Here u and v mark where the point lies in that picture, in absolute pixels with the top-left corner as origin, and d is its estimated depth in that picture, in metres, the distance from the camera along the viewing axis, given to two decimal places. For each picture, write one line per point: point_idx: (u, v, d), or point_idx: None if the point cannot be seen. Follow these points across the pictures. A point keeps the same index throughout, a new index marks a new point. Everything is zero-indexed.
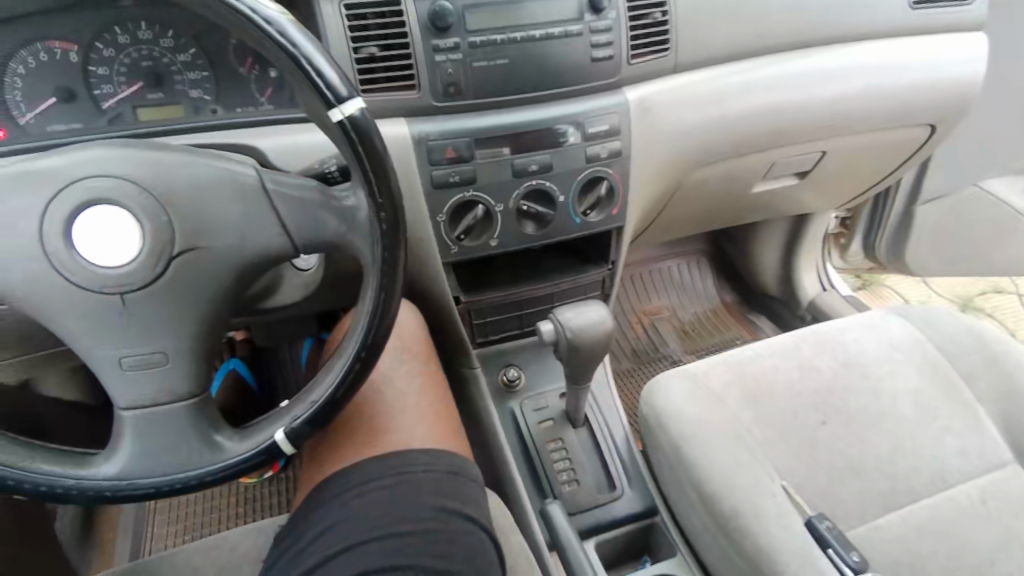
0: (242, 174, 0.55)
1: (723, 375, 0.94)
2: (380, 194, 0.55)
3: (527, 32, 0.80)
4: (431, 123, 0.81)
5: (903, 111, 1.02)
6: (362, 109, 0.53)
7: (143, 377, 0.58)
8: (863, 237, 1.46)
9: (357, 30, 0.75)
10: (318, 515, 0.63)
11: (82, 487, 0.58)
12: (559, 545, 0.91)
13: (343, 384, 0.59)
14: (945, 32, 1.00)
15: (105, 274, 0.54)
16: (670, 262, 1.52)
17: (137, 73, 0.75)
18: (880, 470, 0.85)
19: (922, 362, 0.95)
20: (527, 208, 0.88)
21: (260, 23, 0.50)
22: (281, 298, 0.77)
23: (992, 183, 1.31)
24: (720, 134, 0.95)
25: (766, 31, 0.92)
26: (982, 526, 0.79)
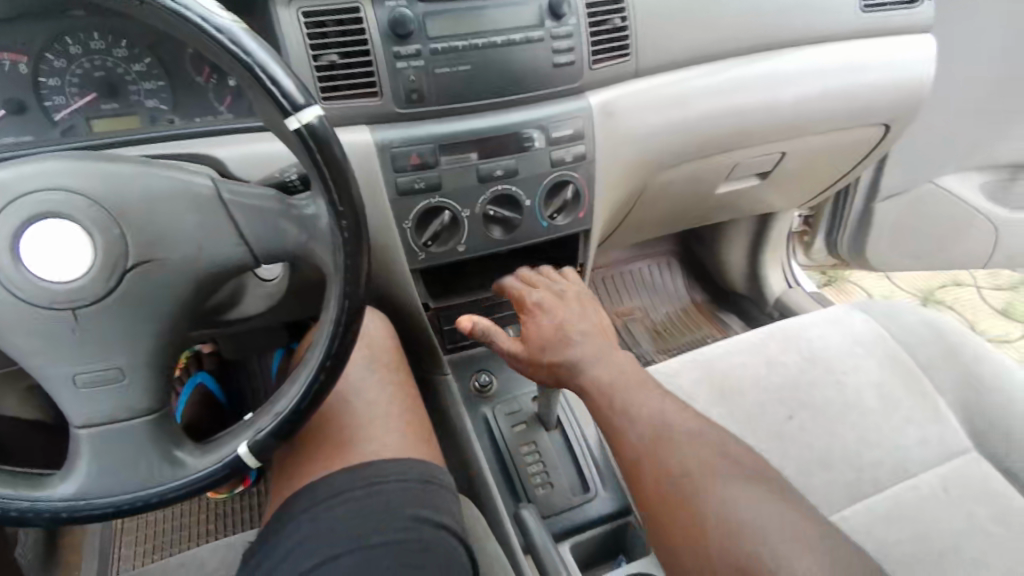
0: (198, 184, 0.54)
1: (692, 374, 0.95)
2: (341, 202, 0.54)
3: (488, 38, 0.80)
4: (394, 130, 0.81)
5: (859, 112, 1.05)
6: (319, 117, 0.53)
7: (99, 394, 0.57)
8: (826, 235, 1.50)
9: (316, 38, 0.74)
10: (286, 530, 0.62)
11: (37, 509, 0.56)
12: (533, 549, 0.90)
13: (308, 394, 0.59)
14: (897, 34, 1.03)
15: (55, 290, 0.52)
16: (639, 263, 1.54)
17: (91, 84, 0.74)
18: (846, 462, 0.87)
19: (883, 355, 0.98)
20: (494, 213, 0.89)
21: (212, 32, 0.49)
22: (244, 310, 0.76)
23: (947, 179, 1.34)
24: (683, 136, 0.96)
25: (723, 35, 0.94)
26: (946, 513, 0.81)
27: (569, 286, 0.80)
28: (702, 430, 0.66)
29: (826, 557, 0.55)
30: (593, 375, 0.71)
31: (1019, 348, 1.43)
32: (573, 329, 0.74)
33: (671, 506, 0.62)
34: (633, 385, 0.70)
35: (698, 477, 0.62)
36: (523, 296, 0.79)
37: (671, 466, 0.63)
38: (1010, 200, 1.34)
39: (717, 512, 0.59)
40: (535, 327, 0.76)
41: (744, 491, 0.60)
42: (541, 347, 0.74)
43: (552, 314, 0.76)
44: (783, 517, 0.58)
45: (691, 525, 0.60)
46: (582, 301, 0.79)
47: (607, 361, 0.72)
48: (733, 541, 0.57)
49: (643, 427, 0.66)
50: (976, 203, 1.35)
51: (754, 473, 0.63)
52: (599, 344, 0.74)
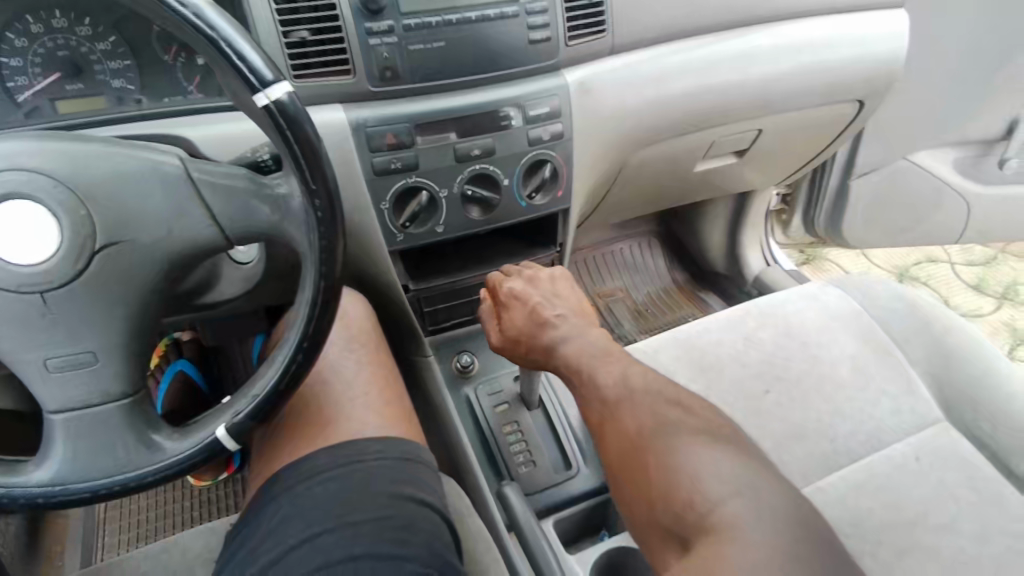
0: (165, 164, 0.53)
1: (671, 352, 0.97)
2: (314, 180, 0.54)
3: (462, 14, 0.79)
4: (368, 109, 0.80)
5: (834, 89, 1.06)
6: (288, 93, 0.52)
7: (72, 378, 0.56)
8: (803, 215, 1.52)
9: (286, 14, 0.73)
10: (267, 511, 0.62)
11: (13, 495, 0.55)
12: (516, 526, 0.91)
13: (286, 376, 0.59)
14: (871, 10, 1.03)
15: (21, 273, 0.51)
16: (620, 244, 1.55)
17: (53, 63, 0.72)
18: (821, 433, 0.89)
19: (858, 329, 1.00)
20: (471, 192, 0.88)
21: (174, 6, 0.48)
22: (219, 293, 0.75)
23: (920, 156, 1.37)
24: (661, 113, 0.97)
25: (700, 9, 0.93)
26: (917, 480, 0.83)
27: (542, 272, 0.86)
28: (665, 391, 0.67)
29: (758, 500, 0.53)
30: (566, 350, 0.76)
31: (990, 321, 1.47)
32: (546, 311, 0.80)
33: (625, 459, 0.62)
34: (602, 357, 0.73)
35: (652, 430, 0.62)
36: (498, 286, 0.85)
37: (629, 422, 0.64)
38: (983, 173, 1.37)
39: (662, 461, 0.59)
40: (512, 313, 0.82)
41: (691, 442, 0.59)
42: (520, 331, 0.80)
43: (526, 300, 0.82)
44: (723, 464, 0.57)
45: (641, 474, 0.60)
46: (555, 283, 0.85)
47: (582, 336, 0.77)
48: (672, 485, 0.57)
49: (606, 389, 0.69)
50: (948, 177, 1.38)
51: (708, 428, 0.62)
52: (574, 322, 0.79)
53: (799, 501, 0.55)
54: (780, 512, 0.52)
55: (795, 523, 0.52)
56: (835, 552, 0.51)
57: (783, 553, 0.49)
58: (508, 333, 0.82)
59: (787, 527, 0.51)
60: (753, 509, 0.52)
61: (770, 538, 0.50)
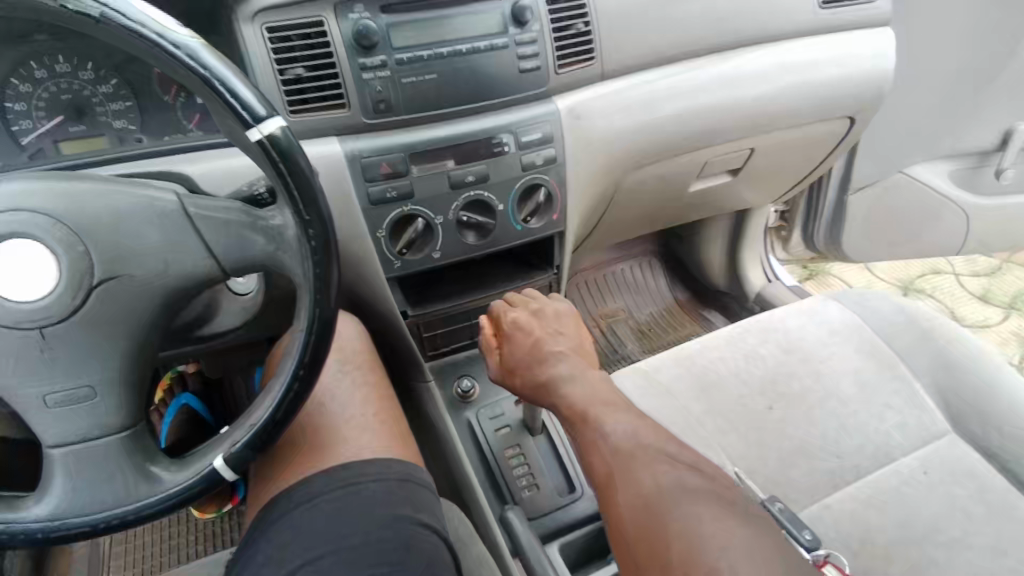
0: (161, 200, 0.55)
1: (673, 370, 0.97)
2: (307, 210, 0.55)
3: (453, 47, 0.81)
4: (363, 140, 0.82)
5: (824, 105, 1.08)
6: (282, 128, 0.53)
7: (71, 414, 0.57)
8: (802, 232, 1.53)
9: (282, 52, 0.75)
10: (266, 537, 0.62)
11: (11, 531, 0.56)
12: (521, 550, 0.91)
13: (283, 404, 0.59)
14: (856, 28, 1.05)
15: (21, 309, 0.52)
16: (621, 265, 1.56)
17: (57, 107, 0.75)
18: (828, 449, 0.87)
19: (861, 343, 0.99)
20: (466, 218, 0.89)
21: (170, 49, 0.50)
22: (218, 324, 0.75)
23: (917, 169, 1.37)
24: (653, 135, 0.98)
25: (686, 32, 0.95)
26: (927, 494, 0.81)
27: (548, 306, 0.86)
28: (672, 451, 0.66)
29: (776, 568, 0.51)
30: (567, 389, 0.76)
31: (998, 332, 1.46)
32: (548, 345, 0.80)
33: (633, 519, 0.61)
34: (609, 404, 0.73)
35: (665, 492, 0.61)
36: (502, 315, 0.87)
37: (638, 481, 0.63)
38: (980, 185, 1.37)
39: (678, 523, 0.57)
40: (513, 343, 0.83)
41: (705, 506, 0.58)
42: (520, 363, 0.81)
43: (529, 332, 0.83)
44: (739, 531, 0.55)
45: (648, 531, 0.58)
46: (560, 319, 0.85)
47: (584, 380, 0.76)
48: (684, 545, 0.55)
49: (613, 442, 0.68)
50: (949, 191, 1.37)
51: (717, 493, 0.61)
52: (576, 361, 0.79)
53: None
54: None
55: None
56: None
57: None
58: (508, 363, 0.82)
59: None
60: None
61: None
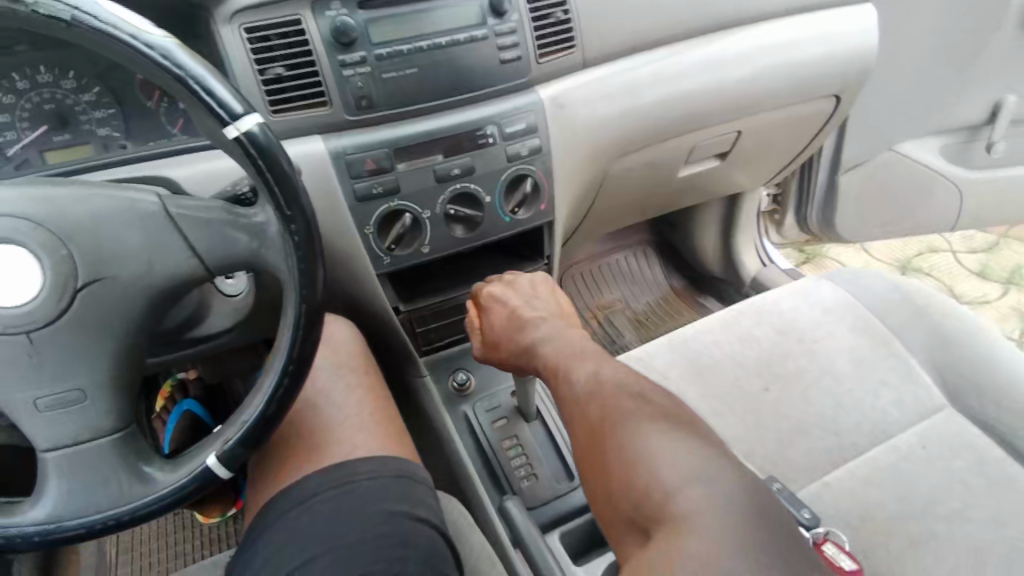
0: (142, 202, 0.55)
1: (668, 356, 0.97)
2: (288, 206, 0.55)
3: (433, 40, 0.81)
4: (346, 137, 0.82)
5: (809, 84, 1.07)
6: (259, 125, 0.53)
7: (62, 418, 0.57)
8: (795, 213, 1.53)
9: (261, 52, 0.75)
10: (263, 537, 0.63)
11: (8, 535, 0.56)
12: (521, 540, 0.90)
13: (273, 401, 0.59)
14: (838, 6, 1.05)
15: (6, 314, 0.53)
16: (615, 255, 1.56)
17: (41, 117, 0.75)
18: (825, 428, 0.87)
19: (855, 321, 0.99)
20: (454, 211, 0.90)
21: (143, 49, 0.50)
22: (210, 326, 0.76)
23: (907, 146, 1.37)
24: (637, 121, 0.98)
25: (666, 17, 0.95)
26: (924, 468, 0.81)
27: (523, 276, 0.87)
28: (625, 377, 0.67)
29: (713, 482, 0.52)
30: (544, 349, 0.75)
31: (996, 307, 1.46)
32: (526, 313, 0.81)
33: (589, 453, 0.62)
34: (582, 355, 0.72)
35: (611, 419, 0.61)
36: (479, 290, 0.87)
37: (589, 414, 0.64)
38: (972, 160, 1.37)
39: (624, 453, 0.58)
40: (492, 316, 0.83)
41: (647, 426, 0.59)
42: (501, 337, 0.81)
43: (506, 303, 0.83)
44: (680, 448, 0.56)
45: (605, 466, 0.59)
46: (536, 287, 0.85)
47: (561, 338, 0.76)
48: (628, 475, 0.56)
49: (579, 389, 0.67)
50: (939, 166, 1.37)
51: (661, 410, 0.61)
52: (555, 324, 0.78)
53: (751, 480, 0.53)
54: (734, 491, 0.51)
55: (748, 503, 0.51)
56: (785, 527, 0.50)
57: (735, 529, 0.48)
58: (490, 338, 0.83)
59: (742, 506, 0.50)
60: (709, 495, 0.51)
61: (722, 518, 0.49)
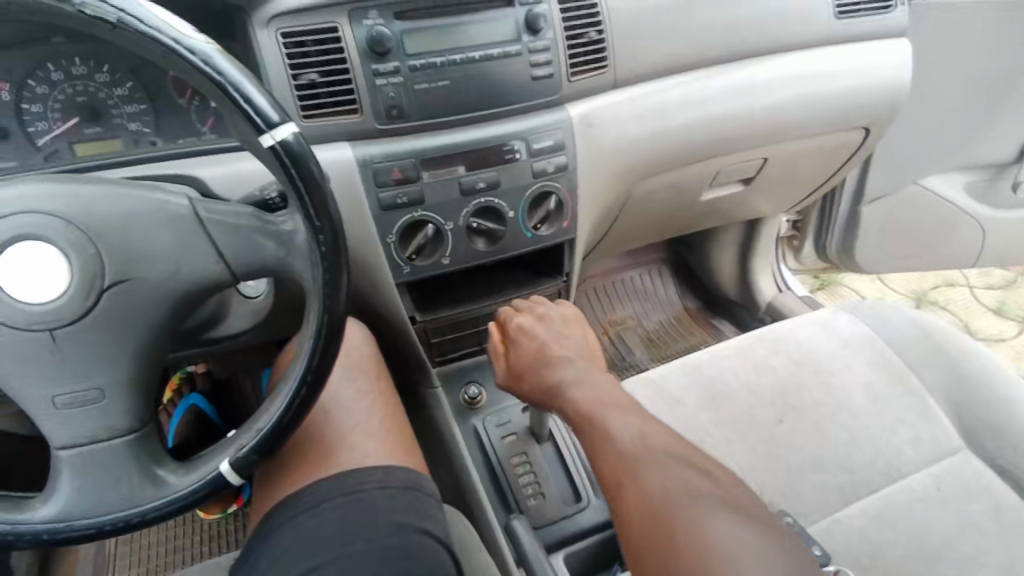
0: (173, 204, 0.55)
1: (682, 380, 0.96)
2: (318, 217, 0.55)
3: (466, 54, 0.81)
4: (375, 145, 0.82)
5: (838, 114, 1.06)
6: (294, 134, 0.53)
7: (78, 415, 0.57)
8: (815, 240, 1.50)
9: (296, 57, 0.75)
10: (269, 544, 0.62)
11: (18, 532, 0.56)
12: (526, 560, 0.90)
13: (289, 410, 0.59)
14: (872, 39, 1.04)
15: (31, 310, 0.53)
16: (630, 272, 1.55)
17: (73, 110, 0.75)
18: (839, 464, 0.86)
19: (874, 356, 0.98)
20: (477, 224, 0.89)
21: (185, 54, 0.50)
22: (228, 327, 0.76)
23: (932, 180, 1.36)
24: (665, 143, 0.98)
25: (699, 41, 0.95)
26: (939, 511, 0.80)
27: (552, 310, 0.86)
28: (675, 444, 0.66)
29: (770, 560, 0.52)
30: (574, 391, 0.74)
31: (1013, 346, 1.44)
32: (554, 349, 0.80)
33: (630, 499, 0.61)
34: (614, 405, 0.71)
35: (661, 475, 0.61)
36: (507, 321, 0.87)
37: (636, 468, 0.63)
38: (997, 197, 1.37)
39: (673, 507, 0.58)
40: (520, 348, 0.83)
41: (701, 491, 0.59)
42: (526, 368, 0.81)
43: (534, 337, 0.83)
44: (732, 517, 0.56)
45: (651, 518, 0.58)
46: (565, 323, 0.85)
47: (590, 381, 0.75)
48: (677, 531, 0.56)
49: (621, 441, 0.66)
50: (962, 202, 1.36)
51: (714, 481, 0.61)
52: (583, 364, 0.78)
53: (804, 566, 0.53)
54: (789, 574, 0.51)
55: None
56: None
57: None
58: (514, 368, 0.83)
59: None
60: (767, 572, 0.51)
61: None
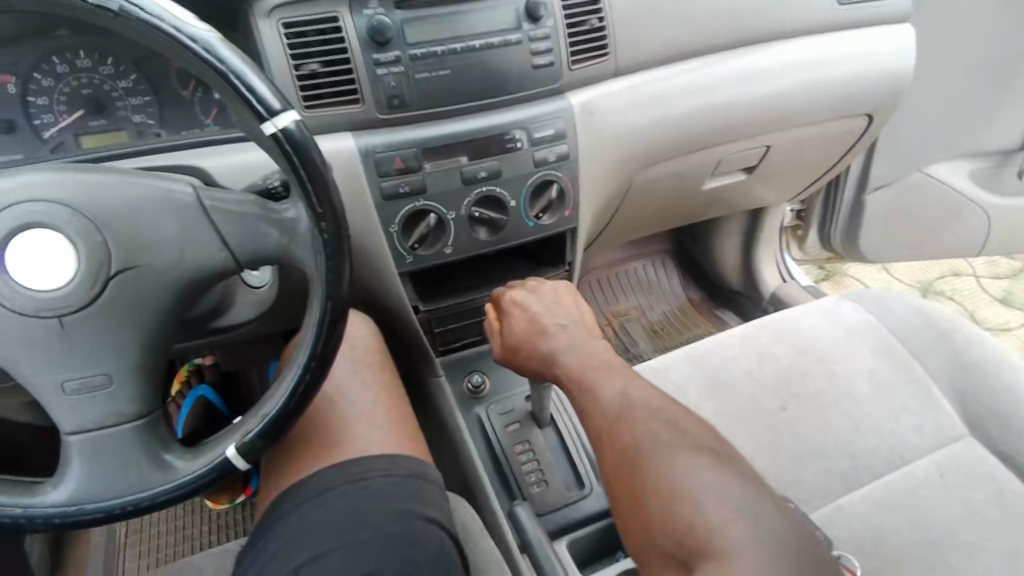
0: (178, 193, 0.56)
1: (685, 369, 0.96)
2: (320, 204, 0.55)
3: (467, 43, 0.81)
4: (376, 135, 0.82)
5: (841, 101, 1.06)
6: (296, 122, 0.54)
7: (87, 402, 0.58)
8: (819, 230, 1.50)
9: (297, 48, 0.76)
10: (275, 530, 0.63)
11: (30, 515, 0.57)
12: (529, 546, 0.90)
13: (294, 396, 0.60)
14: (875, 25, 1.04)
15: (40, 297, 0.53)
16: (634, 263, 1.55)
17: (78, 102, 0.76)
18: (841, 451, 0.86)
19: (877, 344, 0.98)
20: (479, 214, 0.90)
21: (186, 43, 0.50)
22: (233, 317, 0.77)
23: (937, 168, 1.35)
24: (667, 131, 0.98)
25: (701, 28, 0.94)
26: (941, 497, 0.80)
27: (545, 283, 0.85)
28: (662, 407, 0.66)
29: (757, 523, 0.52)
30: (567, 360, 0.75)
31: (1018, 335, 1.43)
32: (547, 320, 0.80)
33: (622, 474, 0.62)
34: (605, 370, 0.72)
35: (648, 444, 0.62)
36: (501, 295, 0.86)
37: (624, 440, 0.63)
38: (1002, 185, 1.36)
39: (660, 478, 0.58)
40: (512, 322, 0.82)
41: (688, 457, 0.59)
42: (521, 341, 0.80)
43: (527, 309, 0.82)
44: (719, 482, 0.56)
45: (642, 492, 0.59)
46: (558, 293, 0.84)
47: (583, 349, 0.75)
48: (666, 505, 0.56)
49: (608, 409, 0.67)
50: (967, 190, 1.35)
51: (702, 443, 0.61)
52: (577, 334, 0.78)
53: (795, 522, 0.53)
54: (777, 533, 0.51)
55: (793, 544, 0.50)
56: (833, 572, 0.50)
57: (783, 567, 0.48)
58: (508, 341, 0.82)
59: (788, 548, 0.50)
60: (752, 535, 0.50)
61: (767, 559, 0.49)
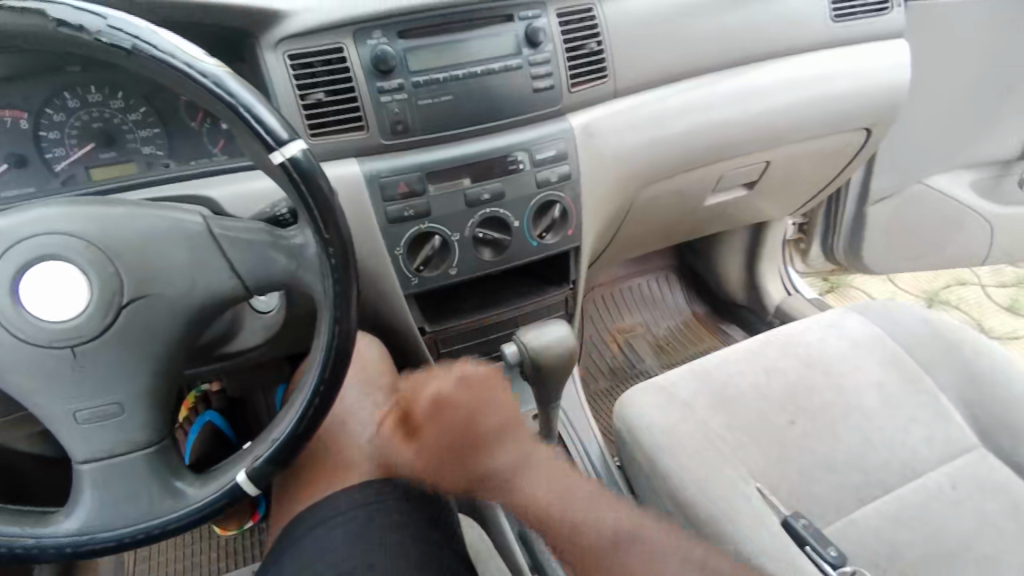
0: (188, 222, 0.57)
1: (692, 384, 0.96)
2: (327, 229, 0.56)
3: (468, 69, 0.83)
4: (381, 160, 0.84)
5: (838, 116, 1.07)
6: (302, 150, 0.55)
7: (99, 430, 0.59)
8: (821, 243, 1.51)
9: (303, 78, 0.78)
10: (288, 555, 0.63)
11: (42, 545, 0.57)
12: (541, 568, 0.89)
13: (303, 420, 0.60)
14: (869, 41, 1.05)
15: (53, 328, 0.54)
16: (637, 279, 1.55)
17: (89, 135, 0.78)
18: (852, 464, 0.86)
19: (885, 355, 0.98)
20: (483, 234, 0.91)
21: (196, 77, 0.52)
22: (242, 342, 0.77)
23: (937, 179, 1.36)
24: (667, 150, 0.99)
25: (697, 49, 0.96)
26: (955, 510, 0.80)
27: (466, 373, 0.70)
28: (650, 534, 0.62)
29: None
30: (518, 482, 0.64)
31: None
32: (482, 425, 0.66)
33: None
34: (573, 498, 0.63)
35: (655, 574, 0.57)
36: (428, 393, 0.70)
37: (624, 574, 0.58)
38: (1002, 195, 1.38)
39: None
40: (441, 434, 0.67)
41: None
42: (448, 453, 0.66)
43: (457, 413, 0.67)
44: None
45: None
46: (481, 386, 0.69)
47: (534, 467, 0.65)
48: None
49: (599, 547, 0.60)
50: (968, 200, 1.36)
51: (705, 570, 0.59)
52: (521, 446, 0.66)
53: None
54: None
55: None
56: None
57: None
58: (434, 460, 0.67)
59: None
60: None
61: None
